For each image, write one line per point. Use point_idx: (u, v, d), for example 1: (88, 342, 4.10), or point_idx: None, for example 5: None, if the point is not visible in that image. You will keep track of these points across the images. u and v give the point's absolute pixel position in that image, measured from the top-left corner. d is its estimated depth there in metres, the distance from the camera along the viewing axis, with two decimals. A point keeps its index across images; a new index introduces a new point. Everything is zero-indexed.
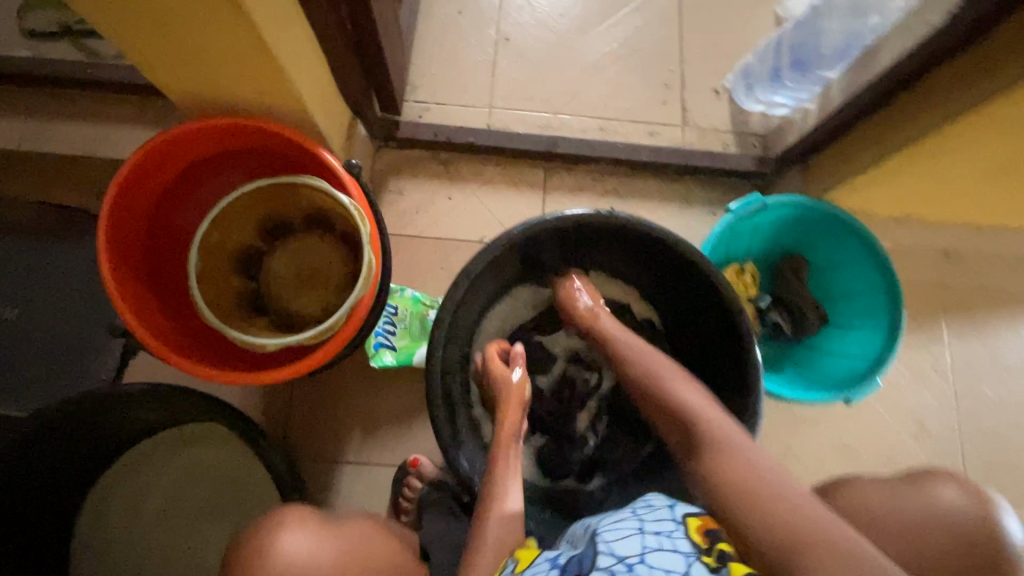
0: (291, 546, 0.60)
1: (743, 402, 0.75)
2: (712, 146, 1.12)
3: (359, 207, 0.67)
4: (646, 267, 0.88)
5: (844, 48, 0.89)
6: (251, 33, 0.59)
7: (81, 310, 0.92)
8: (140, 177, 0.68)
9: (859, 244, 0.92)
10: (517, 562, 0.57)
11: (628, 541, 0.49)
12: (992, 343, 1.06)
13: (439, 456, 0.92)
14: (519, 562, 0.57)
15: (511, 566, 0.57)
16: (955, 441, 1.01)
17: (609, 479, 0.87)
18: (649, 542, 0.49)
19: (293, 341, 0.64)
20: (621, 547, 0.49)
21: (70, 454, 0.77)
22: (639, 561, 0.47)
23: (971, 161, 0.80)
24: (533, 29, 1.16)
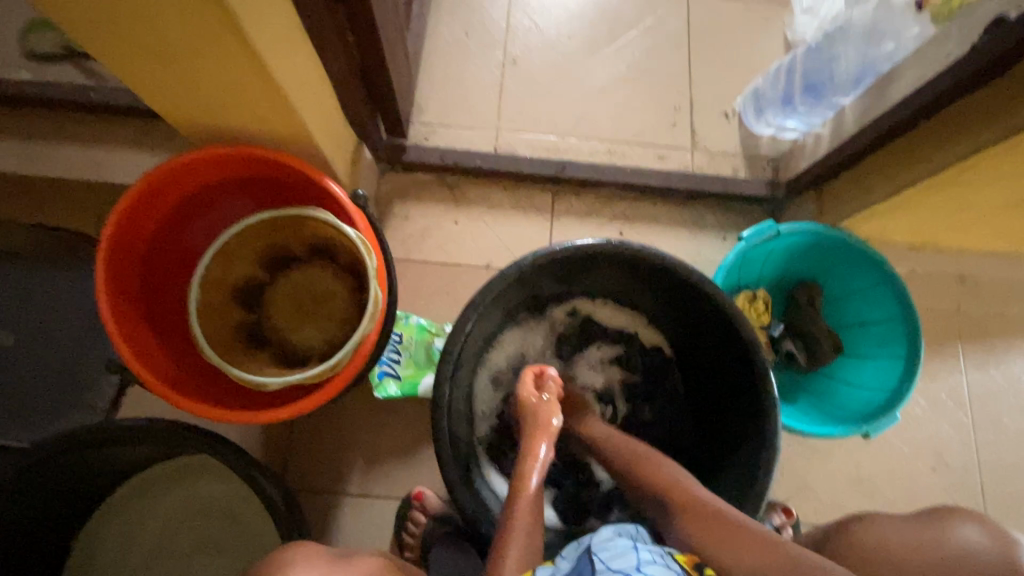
0: None
1: (759, 440, 0.72)
2: (722, 169, 1.10)
3: (365, 240, 0.65)
4: (656, 297, 0.86)
5: (857, 74, 0.88)
6: (255, 62, 0.58)
7: (78, 338, 0.90)
8: (139, 209, 0.66)
9: (875, 272, 0.90)
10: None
11: (624, 557, 0.51)
12: (1011, 373, 1.03)
13: (444, 489, 0.89)
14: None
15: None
16: (975, 475, 0.98)
17: (623, 515, 0.84)
18: (643, 557, 0.51)
19: (295, 379, 0.61)
20: (617, 563, 0.50)
21: (64, 490, 0.75)
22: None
23: (991, 193, 0.78)
24: (540, 51, 1.16)
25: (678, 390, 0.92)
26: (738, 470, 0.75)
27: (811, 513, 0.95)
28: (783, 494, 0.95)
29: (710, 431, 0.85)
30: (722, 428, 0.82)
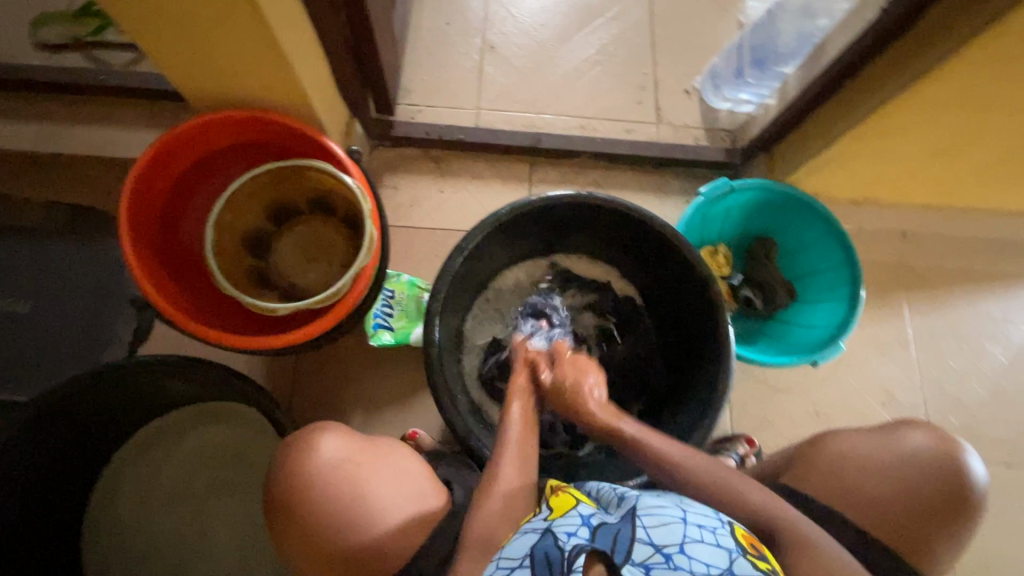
0: (328, 457, 0.66)
1: (715, 362, 0.81)
2: (685, 141, 1.21)
3: (360, 185, 0.73)
4: (622, 247, 0.96)
5: (797, 46, 0.99)
6: (263, 29, 0.66)
7: (91, 299, 0.96)
8: (156, 167, 0.74)
9: (820, 222, 1.00)
10: (550, 510, 0.61)
11: (667, 530, 0.53)
12: (950, 316, 1.14)
13: (437, 430, 0.97)
14: (554, 509, 0.61)
15: (545, 512, 0.61)
16: (920, 407, 1.08)
17: (599, 444, 0.94)
18: (690, 533, 0.53)
19: (303, 306, 0.70)
20: (659, 534, 0.53)
21: (86, 431, 0.81)
22: (678, 552, 0.50)
23: (913, 143, 0.88)
24: (516, 37, 1.25)
25: (649, 332, 1.01)
26: (698, 390, 0.84)
27: (773, 444, 1.04)
28: (747, 429, 1.05)
29: (674, 365, 0.94)
30: (684, 358, 0.92)
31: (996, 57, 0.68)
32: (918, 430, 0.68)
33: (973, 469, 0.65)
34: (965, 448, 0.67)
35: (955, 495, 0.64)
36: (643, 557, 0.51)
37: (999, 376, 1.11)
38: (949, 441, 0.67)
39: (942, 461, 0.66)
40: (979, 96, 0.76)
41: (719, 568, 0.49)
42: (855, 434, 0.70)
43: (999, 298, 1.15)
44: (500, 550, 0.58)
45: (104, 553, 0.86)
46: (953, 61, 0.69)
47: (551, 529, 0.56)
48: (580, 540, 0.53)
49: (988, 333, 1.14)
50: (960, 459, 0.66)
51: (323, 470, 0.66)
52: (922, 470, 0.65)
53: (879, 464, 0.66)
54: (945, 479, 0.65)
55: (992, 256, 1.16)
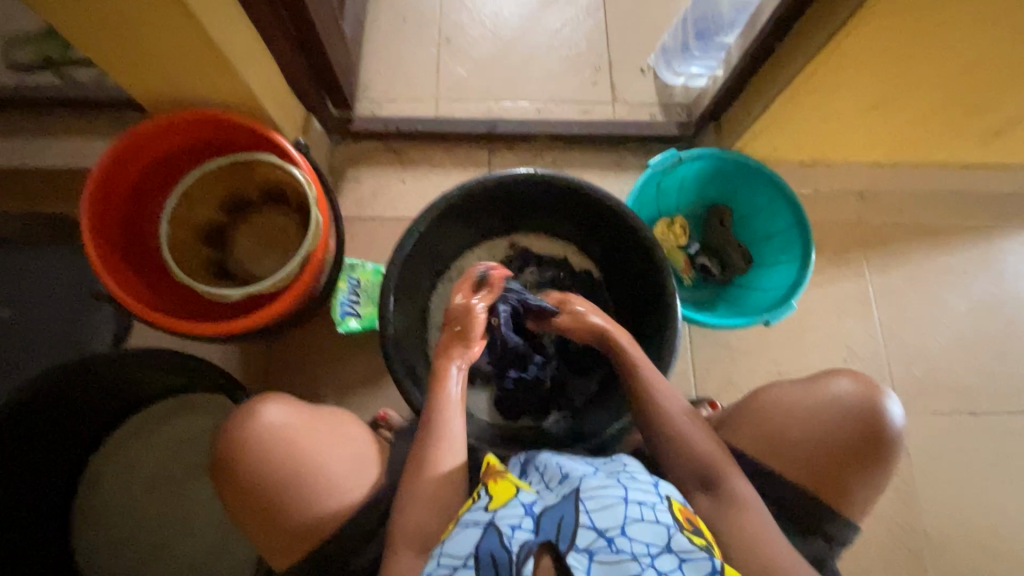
0: (271, 421, 0.69)
1: (663, 323, 0.85)
2: (641, 118, 1.23)
3: (308, 176, 0.77)
4: (576, 221, 0.99)
5: (735, 16, 1.02)
6: (198, 30, 0.69)
7: (70, 303, 1.00)
8: (114, 169, 0.78)
9: (770, 186, 1.03)
10: (490, 497, 0.63)
11: (611, 514, 0.58)
12: (908, 272, 1.16)
13: (407, 409, 1.00)
14: (493, 497, 0.63)
15: (485, 500, 0.63)
16: (882, 362, 1.11)
17: (563, 413, 0.97)
18: (631, 515, 0.58)
19: (253, 290, 0.73)
20: (601, 519, 0.57)
21: (68, 426, 0.85)
22: (620, 535, 0.56)
23: (848, 100, 0.91)
24: (471, 29, 1.29)
25: (607, 302, 1.03)
26: (651, 352, 0.87)
27: None
28: (711, 391, 1.07)
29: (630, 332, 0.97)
30: (640, 325, 0.94)
31: (904, 8, 0.71)
32: (844, 377, 0.74)
33: (893, 410, 0.72)
34: (886, 393, 0.73)
35: (875, 433, 0.70)
36: (587, 543, 0.55)
37: (960, 327, 1.14)
38: (873, 385, 0.74)
39: (864, 404, 0.72)
40: (897, 50, 0.79)
41: (658, 546, 0.55)
42: (786, 385, 0.76)
43: (956, 251, 1.17)
44: (439, 543, 0.60)
45: (92, 541, 0.90)
46: (865, 13, 0.72)
47: (494, 522, 0.58)
48: (526, 535, 0.57)
49: (948, 286, 1.16)
50: (880, 403, 0.72)
51: (265, 436, 0.68)
52: (844, 415, 0.71)
53: (805, 411, 0.72)
54: (864, 419, 0.71)
55: (946, 211, 1.19)
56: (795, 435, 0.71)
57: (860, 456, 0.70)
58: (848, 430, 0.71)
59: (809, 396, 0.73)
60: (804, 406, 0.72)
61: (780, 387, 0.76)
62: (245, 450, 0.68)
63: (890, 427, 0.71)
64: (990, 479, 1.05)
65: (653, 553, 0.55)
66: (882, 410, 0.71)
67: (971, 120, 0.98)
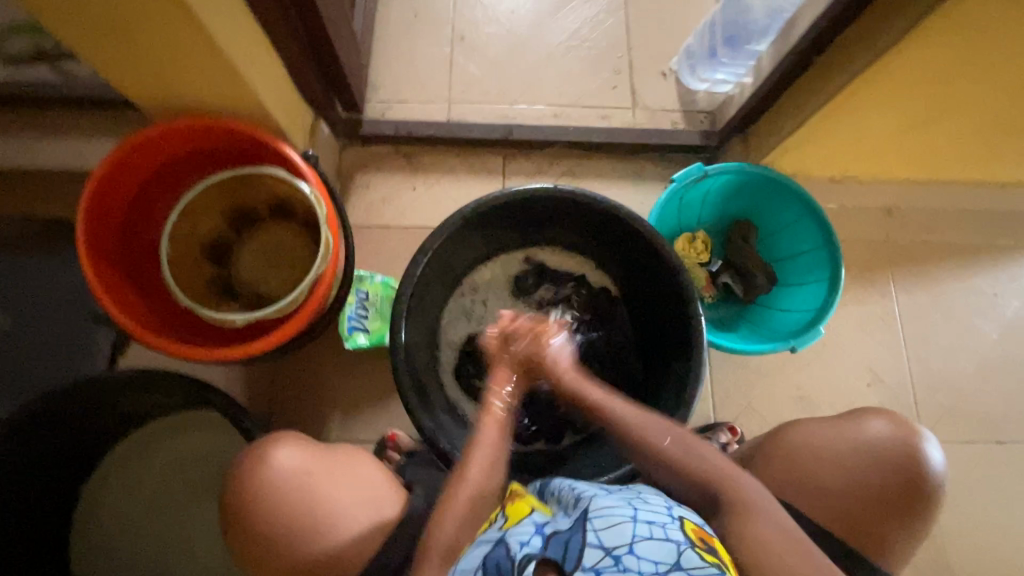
0: (287, 464, 0.67)
1: (689, 349, 0.81)
2: (663, 125, 1.18)
3: (316, 191, 0.73)
4: (596, 238, 0.94)
5: (767, 23, 0.95)
6: (202, 35, 0.64)
7: (64, 314, 0.96)
8: (111, 181, 0.73)
9: (799, 205, 0.98)
10: (505, 518, 0.62)
11: (618, 531, 0.54)
12: (936, 292, 1.12)
13: (415, 429, 0.97)
14: (509, 518, 0.62)
15: (501, 522, 0.62)
16: (907, 386, 1.07)
17: (579, 437, 0.94)
18: (640, 532, 0.54)
19: (258, 316, 0.69)
20: (609, 537, 0.53)
21: (64, 447, 0.82)
22: (628, 553, 0.51)
23: (889, 116, 0.86)
24: (487, 27, 1.23)
25: (625, 322, 1.00)
26: (674, 381, 0.84)
27: (757, 430, 1.03)
28: (731, 415, 1.04)
29: (650, 355, 0.94)
30: (661, 350, 0.91)
31: (963, 25, 0.66)
32: (878, 418, 0.74)
33: (930, 455, 0.71)
34: (923, 435, 0.72)
35: (909, 479, 0.70)
36: (593, 561, 0.51)
37: (988, 351, 1.10)
38: (909, 427, 0.73)
39: (898, 446, 0.71)
40: (949, 68, 0.74)
41: (668, 563, 0.51)
42: (818, 423, 0.75)
43: (987, 272, 1.13)
44: (454, 563, 0.59)
45: (90, 564, 0.87)
46: (920, 31, 0.67)
47: (504, 539, 0.57)
48: (533, 548, 0.55)
49: (977, 308, 1.12)
50: (915, 446, 0.71)
51: (283, 481, 0.66)
52: (880, 458, 0.71)
53: (837, 452, 0.72)
54: (898, 463, 0.71)
55: (977, 229, 1.14)
56: (826, 477, 0.71)
57: (892, 502, 0.70)
58: (882, 474, 0.70)
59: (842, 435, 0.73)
60: (834, 445, 0.72)
61: (809, 424, 0.76)
62: (262, 498, 0.65)
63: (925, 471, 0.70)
64: (1016, 510, 1.02)
65: (662, 572, 0.50)
66: (917, 454, 0.71)
67: (1014, 139, 0.93)
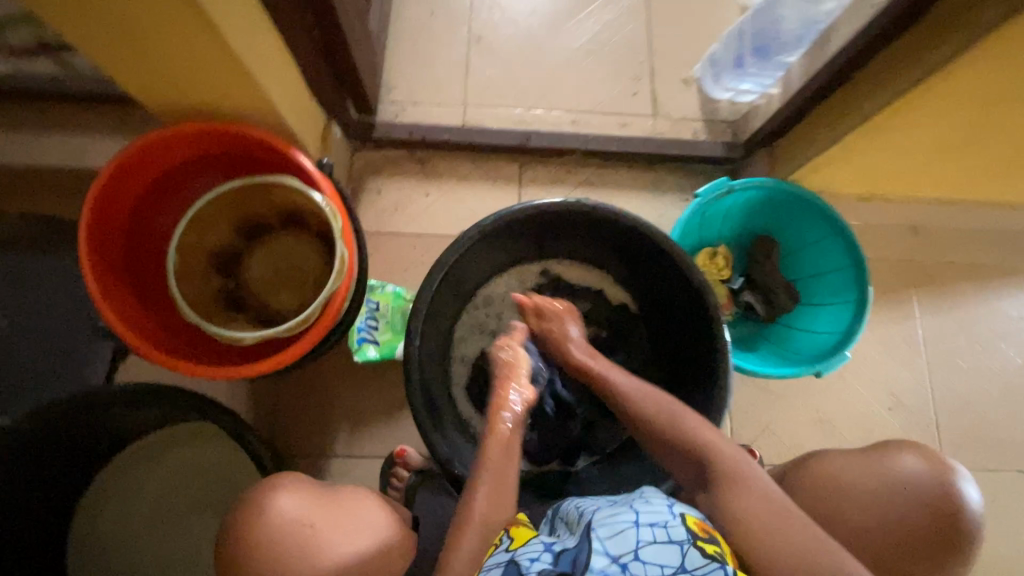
0: (287, 513, 0.64)
1: (714, 374, 0.78)
2: (684, 135, 1.15)
3: (331, 203, 0.70)
4: (616, 254, 0.91)
5: (802, 32, 0.92)
6: (216, 38, 0.60)
7: (63, 319, 0.92)
8: (116, 186, 0.70)
9: (826, 224, 0.95)
10: (511, 541, 0.59)
11: (622, 537, 0.51)
12: (960, 314, 1.09)
13: (424, 446, 0.94)
14: (515, 540, 0.59)
15: (506, 543, 0.58)
16: (928, 411, 1.04)
17: (593, 459, 0.91)
18: (644, 537, 0.51)
19: (268, 335, 0.67)
20: (614, 544, 0.51)
21: (62, 459, 0.79)
22: (634, 560, 0.49)
23: (927, 137, 0.83)
24: (504, 28, 1.19)
25: (643, 340, 0.97)
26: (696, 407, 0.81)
27: (775, 453, 1.01)
28: (748, 437, 1.01)
29: (669, 376, 0.91)
30: (683, 372, 0.87)
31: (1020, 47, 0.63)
32: (910, 452, 0.70)
33: (965, 493, 0.67)
34: (957, 472, 0.68)
35: (940, 520, 0.66)
36: (600, 565, 0.49)
37: (1011, 376, 1.07)
38: (942, 464, 0.69)
39: (928, 484, 0.67)
40: (997, 89, 0.71)
41: (672, 568, 0.48)
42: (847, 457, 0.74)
43: (1012, 294, 1.10)
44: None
45: None
46: (973, 52, 0.64)
47: (514, 559, 0.54)
48: (544, 565, 0.51)
49: (1001, 332, 1.09)
50: (949, 483, 0.67)
51: (282, 532, 0.63)
52: (910, 495, 0.67)
53: (860, 487, 0.70)
54: (927, 503, 0.66)
55: (1004, 251, 1.11)
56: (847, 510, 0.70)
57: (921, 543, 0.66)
58: (910, 513, 0.67)
59: (869, 471, 0.71)
60: (856, 479, 0.71)
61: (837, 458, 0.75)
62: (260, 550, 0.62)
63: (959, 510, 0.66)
64: None
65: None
66: (950, 492, 0.66)
67: None
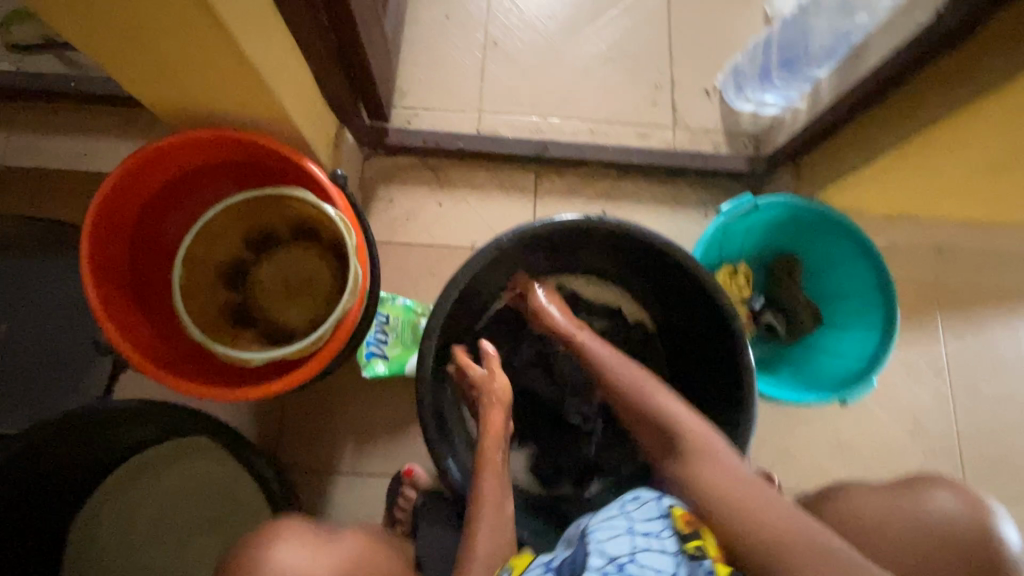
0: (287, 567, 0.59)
1: (736, 402, 0.75)
2: (704, 147, 1.11)
3: (345, 218, 0.67)
4: (635, 272, 0.88)
5: (832, 45, 0.89)
6: (229, 43, 0.57)
7: (62, 327, 0.89)
8: (121, 195, 0.67)
9: (851, 244, 0.92)
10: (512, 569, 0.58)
11: (617, 542, 0.51)
12: (987, 339, 1.05)
13: (432, 465, 0.91)
14: (515, 567, 0.58)
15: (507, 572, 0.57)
16: (952, 439, 1.01)
17: (608, 483, 0.87)
18: (638, 543, 0.50)
19: (278, 355, 0.64)
20: (609, 548, 0.50)
21: (57, 475, 0.76)
22: (630, 564, 0.48)
23: (963, 158, 0.80)
24: (521, 32, 1.16)
25: (661, 361, 0.94)
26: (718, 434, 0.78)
27: (792, 480, 0.98)
28: (766, 462, 0.98)
29: (689, 400, 0.88)
30: (704, 396, 0.85)
31: None
32: (943, 491, 0.66)
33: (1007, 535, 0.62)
34: (996, 513, 0.63)
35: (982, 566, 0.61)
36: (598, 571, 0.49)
37: None
38: (979, 505, 0.64)
39: (966, 526, 0.62)
40: None
41: None
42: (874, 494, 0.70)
43: None
44: None
45: None
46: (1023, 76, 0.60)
47: None
48: None
49: None
50: (988, 524, 0.62)
51: None
52: (947, 538, 0.62)
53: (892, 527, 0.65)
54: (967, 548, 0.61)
55: None
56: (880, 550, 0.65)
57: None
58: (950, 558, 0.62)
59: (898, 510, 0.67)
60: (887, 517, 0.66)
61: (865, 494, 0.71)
62: None
63: (997, 553, 0.60)
64: None
65: None
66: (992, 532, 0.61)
67: None
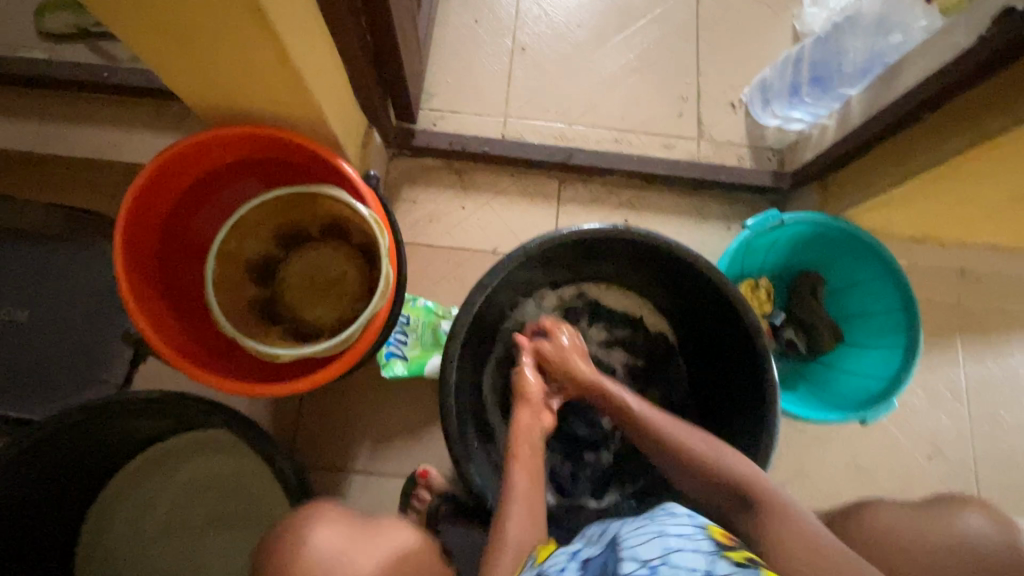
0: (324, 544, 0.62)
1: (757, 417, 0.75)
2: (728, 160, 1.11)
3: (377, 217, 0.67)
4: (658, 282, 0.88)
5: (865, 65, 0.87)
6: (274, 43, 0.58)
7: (86, 316, 0.90)
8: (155, 188, 0.68)
9: (876, 263, 0.91)
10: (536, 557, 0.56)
11: (650, 544, 0.48)
12: (1008, 365, 1.04)
13: (447, 467, 0.91)
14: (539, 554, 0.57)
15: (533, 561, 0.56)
16: (970, 464, 1.00)
17: (623, 494, 0.86)
18: (671, 544, 0.47)
19: (307, 353, 0.65)
20: (642, 548, 0.47)
21: (77, 463, 0.77)
22: (662, 563, 0.45)
23: (994, 183, 0.80)
24: (550, 39, 1.16)
25: (682, 372, 0.95)
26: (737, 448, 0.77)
27: (808, 499, 0.97)
28: (781, 479, 0.98)
29: (708, 412, 0.88)
30: (723, 409, 0.84)
31: None
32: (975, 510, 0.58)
33: None
34: None
35: None
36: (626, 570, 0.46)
37: None
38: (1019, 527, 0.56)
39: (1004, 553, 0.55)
40: None
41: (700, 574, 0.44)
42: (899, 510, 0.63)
43: None
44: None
45: None
46: None
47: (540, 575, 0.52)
48: None
49: None
50: None
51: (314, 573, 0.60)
52: None
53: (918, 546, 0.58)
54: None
55: None
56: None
57: None
58: None
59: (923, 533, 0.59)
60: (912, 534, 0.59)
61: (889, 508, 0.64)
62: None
63: None
64: None
65: None
66: None
67: None
